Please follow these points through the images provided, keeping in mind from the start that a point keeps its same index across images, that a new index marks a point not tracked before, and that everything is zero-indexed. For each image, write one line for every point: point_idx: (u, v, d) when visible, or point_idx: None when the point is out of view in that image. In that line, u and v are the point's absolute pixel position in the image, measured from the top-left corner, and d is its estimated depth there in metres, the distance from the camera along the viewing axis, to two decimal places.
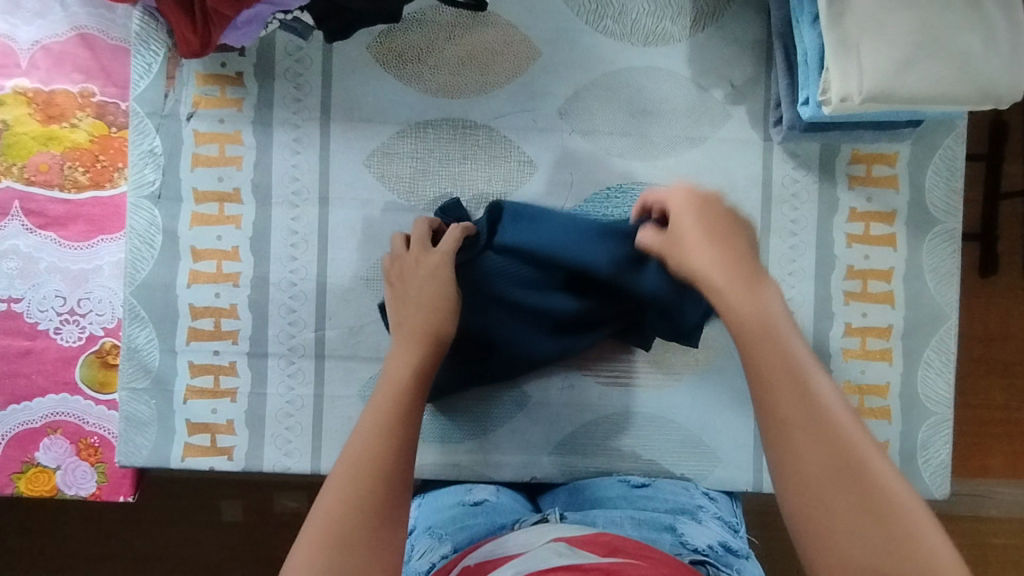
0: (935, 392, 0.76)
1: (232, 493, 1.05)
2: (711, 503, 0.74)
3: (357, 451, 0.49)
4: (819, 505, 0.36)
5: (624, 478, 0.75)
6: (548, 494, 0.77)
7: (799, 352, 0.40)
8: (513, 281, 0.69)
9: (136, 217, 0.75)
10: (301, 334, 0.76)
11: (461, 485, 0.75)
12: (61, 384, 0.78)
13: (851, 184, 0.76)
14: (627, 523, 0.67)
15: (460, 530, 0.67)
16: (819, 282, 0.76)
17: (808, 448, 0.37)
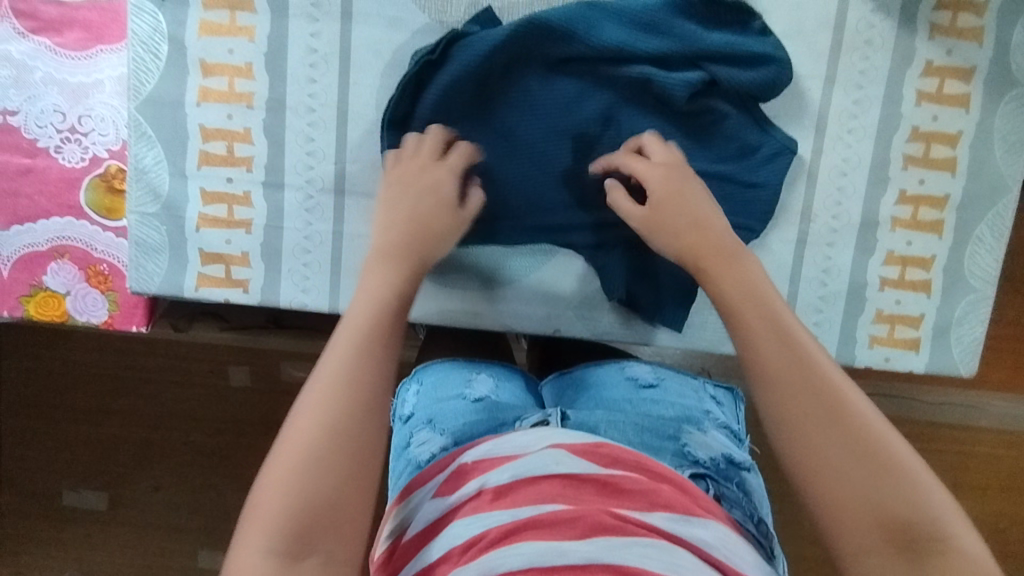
0: (980, 269, 0.73)
1: (238, 359, 1.04)
2: (717, 407, 0.73)
3: (331, 378, 0.48)
4: (807, 435, 0.46)
5: (632, 376, 0.73)
6: (552, 383, 0.77)
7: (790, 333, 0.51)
8: (565, 98, 0.68)
9: (139, 20, 0.67)
10: (320, 166, 0.71)
11: (463, 373, 0.73)
12: (67, 207, 0.75)
13: (932, 35, 0.69)
14: (629, 430, 0.65)
15: (461, 425, 0.67)
16: (879, 143, 0.71)
17: (799, 405, 0.47)
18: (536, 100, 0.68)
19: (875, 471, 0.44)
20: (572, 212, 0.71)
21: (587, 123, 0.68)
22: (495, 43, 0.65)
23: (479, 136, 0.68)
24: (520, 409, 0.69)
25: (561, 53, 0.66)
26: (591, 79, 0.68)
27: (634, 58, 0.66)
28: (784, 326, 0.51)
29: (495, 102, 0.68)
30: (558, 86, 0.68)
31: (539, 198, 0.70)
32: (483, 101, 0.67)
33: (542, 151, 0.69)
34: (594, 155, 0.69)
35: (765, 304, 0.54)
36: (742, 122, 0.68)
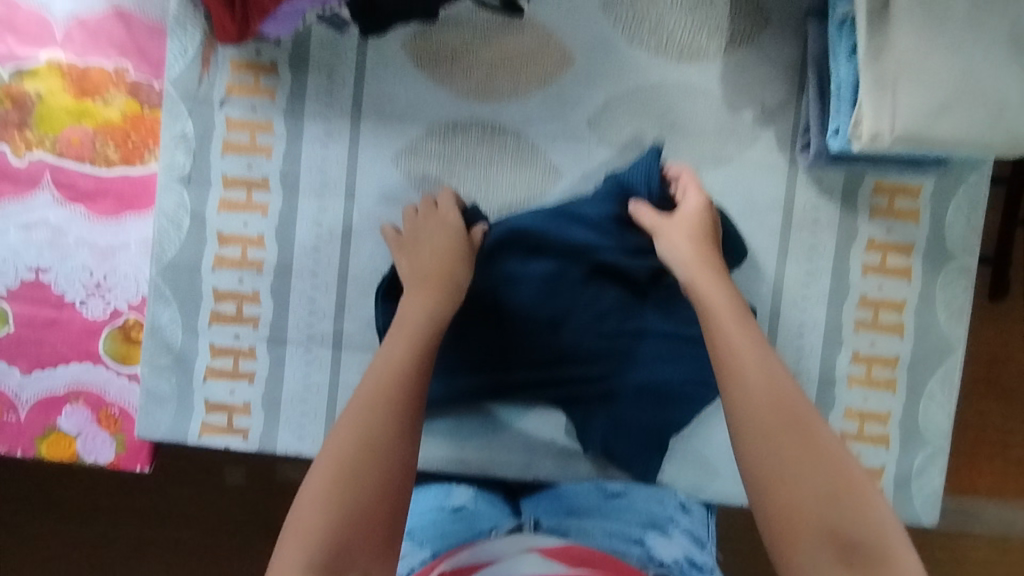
0: (935, 424, 0.78)
1: (234, 459, 1.06)
2: (685, 514, 0.77)
3: (366, 400, 0.61)
4: (774, 437, 0.57)
5: (600, 485, 0.78)
6: (530, 496, 0.80)
7: (765, 355, 0.63)
8: (543, 275, 0.77)
9: (166, 198, 0.76)
10: (320, 324, 0.77)
11: (442, 487, 0.79)
12: (86, 354, 0.81)
13: (872, 215, 0.77)
14: (597, 534, 0.75)
15: (444, 538, 0.74)
16: (831, 309, 0.78)
17: (768, 414, 0.59)
18: (522, 276, 0.77)
19: (813, 457, 0.56)
20: (552, 369, 0.77)
21: (567, 294, 0.77)
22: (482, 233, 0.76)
23: (472, 307, 0.77)
24: (497, 516, 0.77)
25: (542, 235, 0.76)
26: (565, 259, 0.77)
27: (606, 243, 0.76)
28: (772, 370, 0.62)
29: (481, 281, 0.77)
30: (540, 265, 0.77)
31: (523, 357, 0.77)
32: (475, 279, 0.77)
33: (523, 319, 0.77)
34: (573, 321, 0.77)
35: (743, 324, 0.65)
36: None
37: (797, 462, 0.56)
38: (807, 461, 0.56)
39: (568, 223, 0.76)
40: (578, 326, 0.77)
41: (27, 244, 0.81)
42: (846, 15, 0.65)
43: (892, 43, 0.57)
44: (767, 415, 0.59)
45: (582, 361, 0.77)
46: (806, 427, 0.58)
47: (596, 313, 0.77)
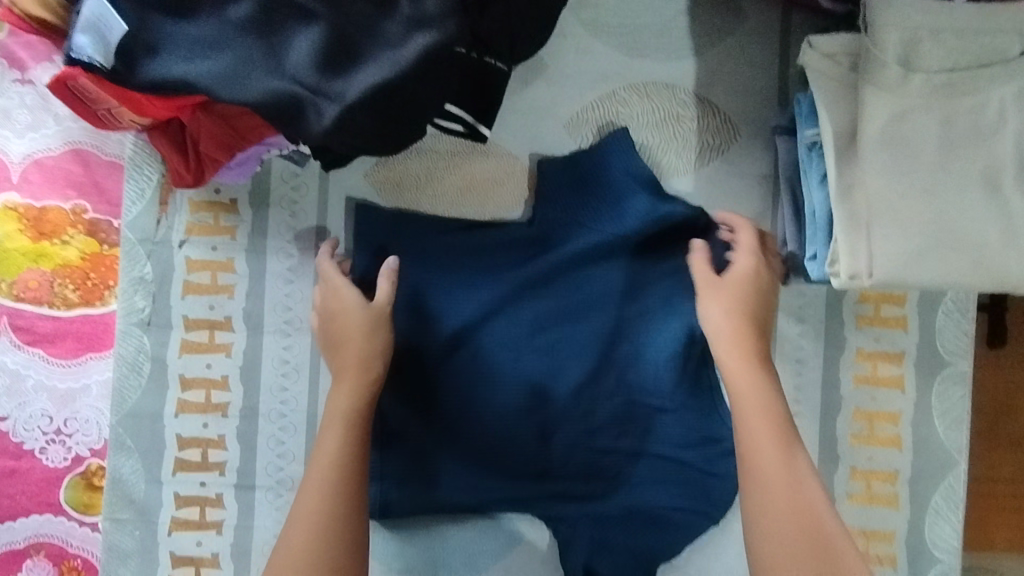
0: (943, 540, 0.74)
1: None
2: None
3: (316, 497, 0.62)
4: (778, 533, 0.58)
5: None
6: None
7: (788, 447, 0.61)
8: (517, 379, 0.74)
9: (125, 344, 0.73)
10: (290, 467, 0.74)
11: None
12: (46, 505, 0.77)
13: (858, 325, 0.74)
14: None
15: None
16: (824, 425, 0.74)
17: (783, 519, 0.58)
18: (501, 389, 0.74)
19: (808, 534, 0.57)
20: (538, 488, 0.74)
21: (559, 391, 0.74)
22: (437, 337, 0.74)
23: (458, 416, 0.74)
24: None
25: (514, 324, 0.75)
26: (541, 360, 0.75)
27: (583, 326, 0.75)
28: (784, 443, 0.61)
29: (459, 399, 0.74)
30: (517, 377, 0.74)
31: (514, 470, 0.74)
32: (455, 399, 0.74)
33: (508, 435, 0.74)
34: (564, 433, 0.74)
35: (770, 411, 0.62)
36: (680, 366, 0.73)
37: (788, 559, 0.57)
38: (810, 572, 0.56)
39: (529, 315, 0.75)
40: (568, 438, 0.74)
41: None
42: (813, 140, 0.63)
43: (864, 182, 0.55)
44: (783, 518, 0.58)
45: (569, 479, 0.74)
46: (816, 530, 0.57)
47: (587, 417, 0.74)
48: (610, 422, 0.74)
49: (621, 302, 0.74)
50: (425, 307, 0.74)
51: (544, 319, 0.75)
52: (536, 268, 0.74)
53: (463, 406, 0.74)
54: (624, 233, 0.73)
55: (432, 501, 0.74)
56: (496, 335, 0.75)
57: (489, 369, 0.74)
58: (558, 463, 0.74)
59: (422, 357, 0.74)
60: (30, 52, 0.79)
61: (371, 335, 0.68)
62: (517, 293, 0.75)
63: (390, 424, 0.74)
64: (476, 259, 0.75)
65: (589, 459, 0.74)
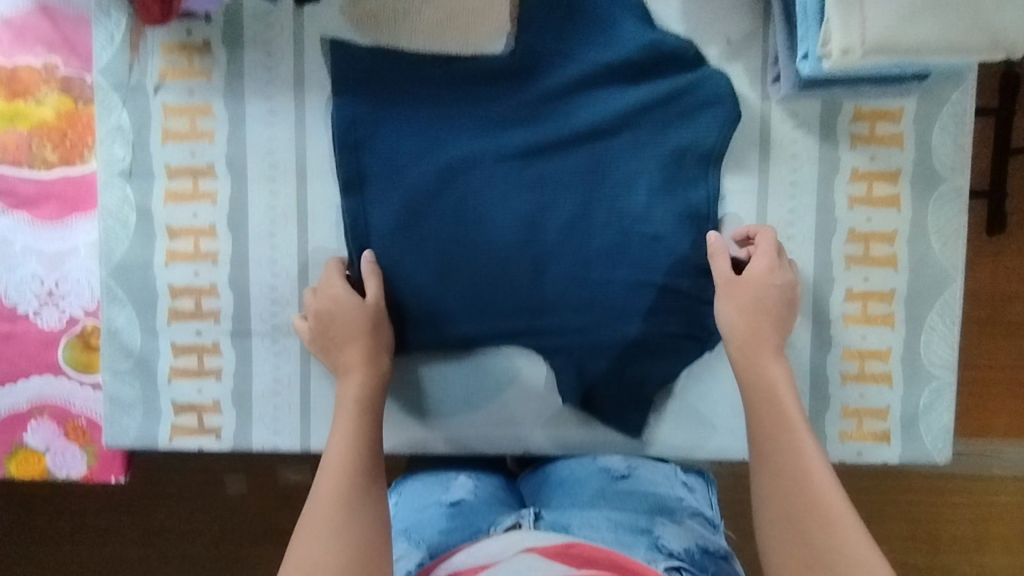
0: (938, 357, 0.75)
1: (234, 468, 1.13)
2: (691, 492, 0.74)
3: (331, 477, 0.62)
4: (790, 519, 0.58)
5: (606, 467, 0.75)
6: (529, 479, 0.78)
7: (784, 408, 0.64)
8: (508, 215, 0.73)
9: (108, 194, 0.72)
10: (284, 312, 0.74)
11: (443, 480, 0.76)
12: (44, 367, 0.77)
13: (854, 144, 0.72)
14: (603, 525, 0.68)
15: (436, 533, 0.69)
16: (819, 247, 0.74)
17: (787, 499, 0.59)
18: (491, 225, 0.73)
19: (809, 508, 0.58)
20: (531, 322, 0.74)
21: (550, 228, 0.73)
22: (423, 173, 0.72)
23: (448, 253, 0.73)
24: (496, 513, 0.72)
25: (502, 160, 0.73)
26: (532, 194, 0.73)
27: (572, 160, 0.73)
28: (786, 409, 0.64)
29: (449, 238, 0.73)
30: (506, 212, 0.73)
31: (507, 307, 0.74)
32: (444, 236, 0.73)
33: (500, 270, 0.73)
34: (557, 267, 0.73)
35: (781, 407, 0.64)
36: (665, 194, 0.73)
37: (788, 532, 0.58)
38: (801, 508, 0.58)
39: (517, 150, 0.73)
40: (561, 271, 0.73)
41: None
42: None
43: None
44: (786, 501, 0.59)
45: (561, 311, 0.74)
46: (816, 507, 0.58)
47: (579, 248, 0.73)
48: (604, 253, 0.73)
49: (610, 133, 0.73)
50: (410, 149, 0.72)
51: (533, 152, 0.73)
52: (522, 102, 0.73)
53: (454, 248, 0.73)
54: (610, 58, 0.71)
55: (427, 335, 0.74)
56: (484, 172, 0.73)
57: (478, 205, 0.73)
58: (549, 296, 0.73)
59: (409, 196, 0.72)
60: None
61: (372, 331, 0.70)
62: (503, 130, 0.73)
63: (380, 265, 0.73)
64: (459, 94, 0.72)
65: (582, 291, 0.73)
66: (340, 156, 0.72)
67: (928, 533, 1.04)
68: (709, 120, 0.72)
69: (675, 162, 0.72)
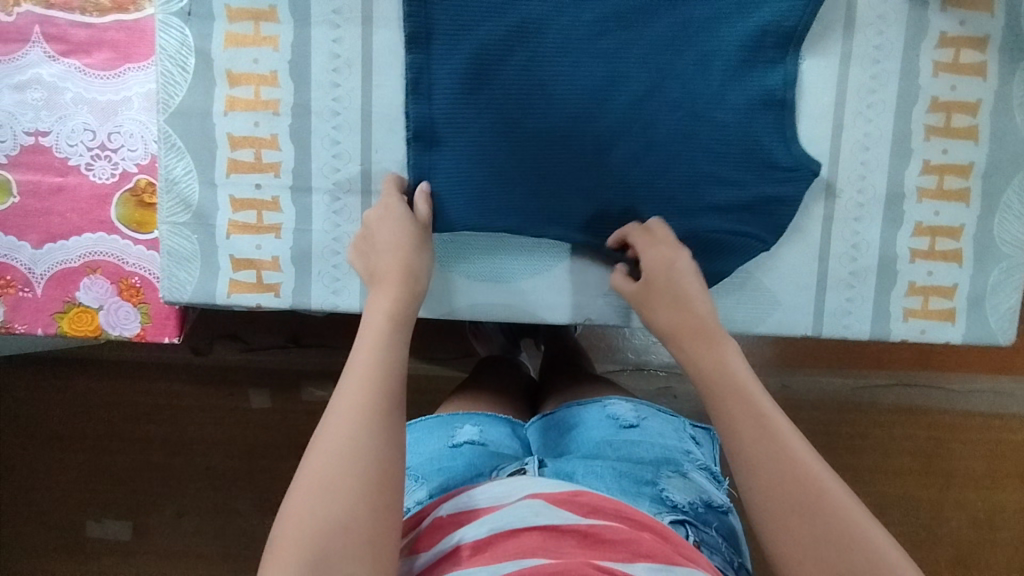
0: (1011, 236, 0.73)
1: (258, 382, 1.13)
2: (695, 449, 0.77)
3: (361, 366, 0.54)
4: (773, 489, 0.50)
5: (614, 415, 0.76)
6: (537, 424, 0.79)
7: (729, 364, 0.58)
8: (575, 85, 0.68)
9: (166, 36, 0.69)
10: (346, 168, 0.72)
11: (447, 424, 0.76)
12: (98, 223, 0.76)
13: (943, 6, 0.69)
14: (608, 476, 0.68)
15: (438, 474, 0.69)
16: (899, 114, 0.71)
17: (763, 471, 0.51)
18: (557, 95, 0.68)
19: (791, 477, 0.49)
20: (592, 200, 0.70)
21: (621, 98, 0.68)
22: (490, 34, 0.67)
23: (509, 124, 0.68)
24: (496, 458, 0.71)
25: (575, 22, 0.67)
26: (603, 62, 0.68)
27: (649, 25, 0.68)
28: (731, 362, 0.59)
29: (511, 107, 0.68)
30: (575, 81, 0.68)
31: (570, 183, 0.70)
32: (507, 106, 0.68)
33: (563, 145, 0.68)
34: (625, 142, 0.69)
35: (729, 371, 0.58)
36: (741, 72, 0.69)
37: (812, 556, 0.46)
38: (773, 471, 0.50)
39: (589, 11, 0.67)
40: (629, 148, 0.69)
41: (23, 106, 0.75)
42: None
43: None
44: (765, 474, 0.50)
45: (628, 191, 0.70)
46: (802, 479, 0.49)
47: (648, 124, 0.68)
48: (676, 129, 0.68)
49: None
50: (476, 5, 0.67)
51: (608, 13, 0.68)
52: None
53: (518, 119, 0.68)
54: None
55: (476, 216, 0.70)
56: (554, 33, 0.67)
57: (544, 72, 0.68)
58: (614, 171, 0.69)
59: (472, 57, 0.67)
60: None
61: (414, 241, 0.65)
62: None
63: (438, 131, 0.68)
64: None
65: (648, 170, 0.69)
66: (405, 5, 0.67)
67: (939, 469, 1.08)
68: None
69: (756, 38, 0.68)
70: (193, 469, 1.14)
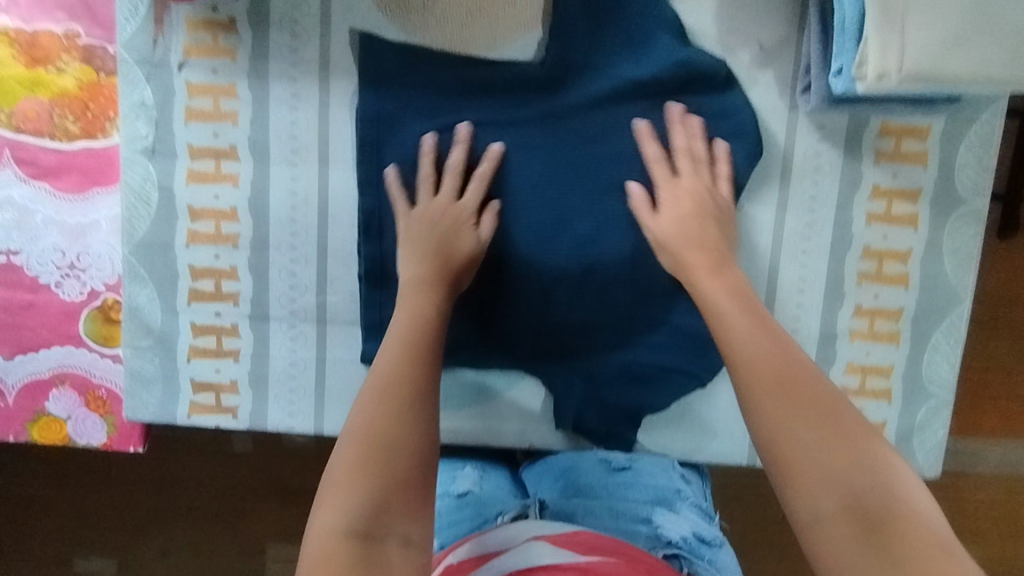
0: (939, 376, 0.76)
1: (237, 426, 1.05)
2: (688, 484, 0.77)
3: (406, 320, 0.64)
4: (782, 399, 0.54)
5: (604, 457, 0.77)
6: (531, 469, 0.79)
7: (737, 292, 0.64)
8: (522, 231, 0.73)
9: (131, 172, 0.72)
10: (303, 299, 0.75)
11: (449, 470, 0.78)
12: (66, 337, 0.79)
13: (877, 161, 0.72)
14: (604, 515, 0.71)
15: (446, 528, 0.72)
16: (832, 260, 0.74)
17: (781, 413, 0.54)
18: (504, 240, 0.73)
19: (801, 397, 0.54)
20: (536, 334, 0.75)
21: (561, 245, 0.73)
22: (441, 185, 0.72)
23: None
24: (499, 504, 0.73)
25: (523, 173, 0.73)
26: (545, 211, 0.73)
27: (589, 180, 0.73)
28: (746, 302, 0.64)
29: None
30: (520, 228, 0.73)
31: (515, 320, 0.75)
32: None
33: (509, 286, 0.74)
34: (564, 284, 0.74)
35: (737, 292, 0.65)
36: None
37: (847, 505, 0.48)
38: (790, 387, 0.55)
39: (535, 166, 0.73)
40: (569, 289, 0.74)
41: None
42: None
43: None
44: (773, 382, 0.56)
45: (569, 329, 0.75)
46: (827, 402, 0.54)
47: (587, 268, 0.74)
48: (612, 273, 0.74)
49: (632, 152, 0.72)
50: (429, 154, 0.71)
51: (552, 168, 0.73)
52: (546, 111, 0.72)
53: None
54: (638, 77, 0.70)
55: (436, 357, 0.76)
56: (502, 184, 0.73)
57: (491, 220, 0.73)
58: (554, 309, 0.75)
59: None
60: None
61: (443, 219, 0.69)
62: (524, 142, 0.72)
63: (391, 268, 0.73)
64: (482, 99, 0.72)
65: (587, 310, 0.75)
66: (362, 154, 0.71)
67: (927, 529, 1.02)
68: (736, 151, 0.71)
69: None
70: (169, 522, 1.09)
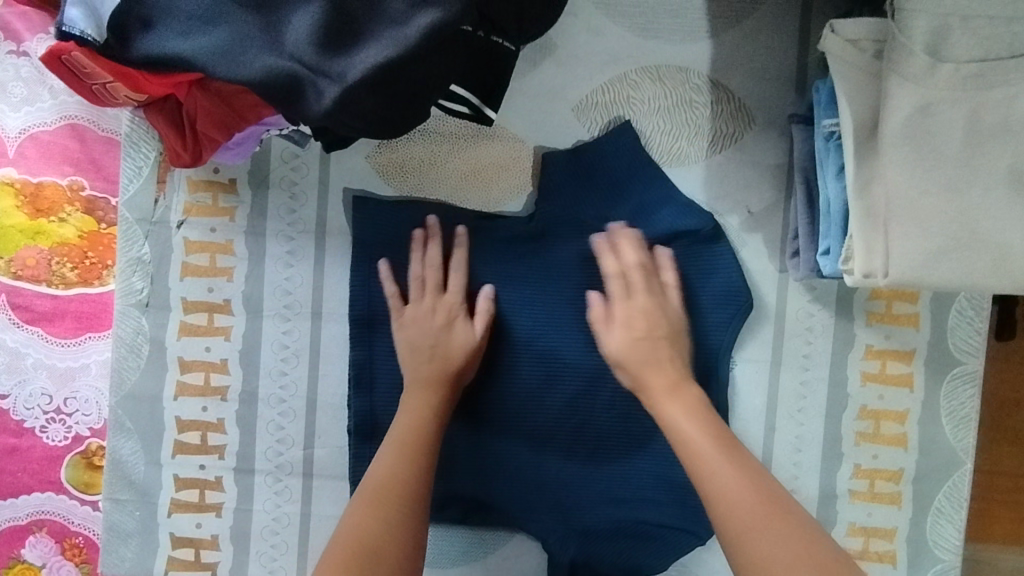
0: (944, 540, 0.73)
1: None
2: None
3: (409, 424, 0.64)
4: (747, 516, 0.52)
5: None
6: None
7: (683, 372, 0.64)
8: (513, 385, 0.72)
9: (123, 325, 0.72)
10: (290, 452, 0.73)
11: None
12: (47, 483, 0.77)
13: (868, 322, 0.72)
14: None
15: None
16: (829, 420, 0.73)
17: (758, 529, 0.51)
18: (496, 393, 0.72)
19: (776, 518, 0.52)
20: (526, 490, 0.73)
21: (552, 402, 0.72)
22: None
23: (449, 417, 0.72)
24: None
25: (514, 328, 0.72)
26: (535, 367, 0.72)
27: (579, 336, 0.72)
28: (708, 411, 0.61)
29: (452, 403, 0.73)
30: (513, 383, 0.72)
31: (506, 475, 0.73)
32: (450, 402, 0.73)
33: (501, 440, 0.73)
34: (555, 440, 0.73)
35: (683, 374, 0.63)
36: None
37: None
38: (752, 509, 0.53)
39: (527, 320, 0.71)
40: (561, 444, 0.73)
41: None
42: (831, 130, 0.61)
43: (884, 177, 0.53)
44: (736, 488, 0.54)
45: (560, 485, 0.73)
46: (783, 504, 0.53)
47: (578, 423, 0.73)
48: (604, 428, 0.73)
49: None
50: None
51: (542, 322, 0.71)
52: (537, 267, 0.72)
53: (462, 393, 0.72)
54: None
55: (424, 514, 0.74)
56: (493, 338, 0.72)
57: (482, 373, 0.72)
58: (544, 463, 0.73)
59: None
60: (25, 23, 0.75)
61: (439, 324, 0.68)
62: (515, 297, 0.72)
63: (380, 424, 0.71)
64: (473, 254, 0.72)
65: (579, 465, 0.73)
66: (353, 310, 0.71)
67: None
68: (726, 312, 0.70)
69: None
70: None
